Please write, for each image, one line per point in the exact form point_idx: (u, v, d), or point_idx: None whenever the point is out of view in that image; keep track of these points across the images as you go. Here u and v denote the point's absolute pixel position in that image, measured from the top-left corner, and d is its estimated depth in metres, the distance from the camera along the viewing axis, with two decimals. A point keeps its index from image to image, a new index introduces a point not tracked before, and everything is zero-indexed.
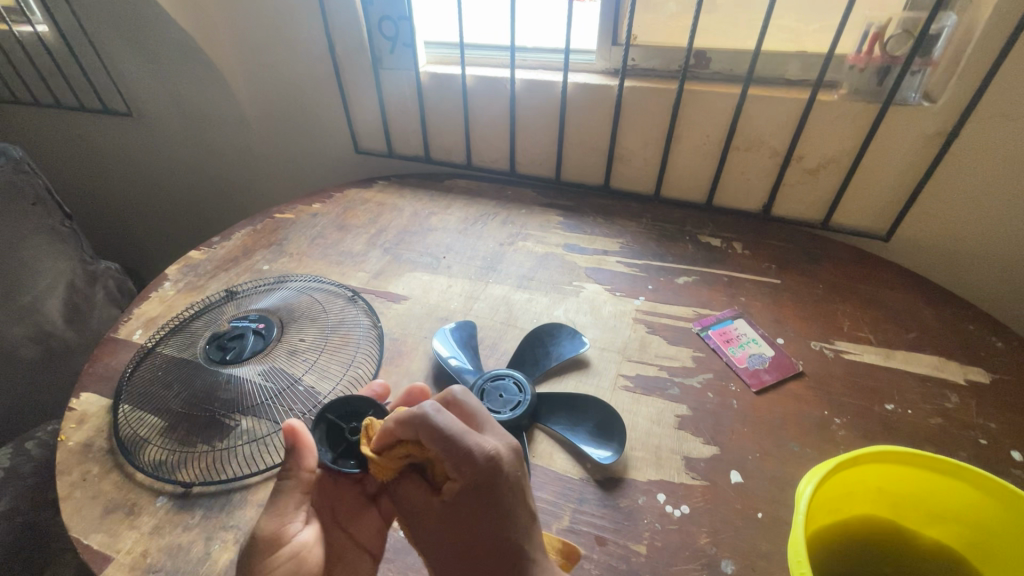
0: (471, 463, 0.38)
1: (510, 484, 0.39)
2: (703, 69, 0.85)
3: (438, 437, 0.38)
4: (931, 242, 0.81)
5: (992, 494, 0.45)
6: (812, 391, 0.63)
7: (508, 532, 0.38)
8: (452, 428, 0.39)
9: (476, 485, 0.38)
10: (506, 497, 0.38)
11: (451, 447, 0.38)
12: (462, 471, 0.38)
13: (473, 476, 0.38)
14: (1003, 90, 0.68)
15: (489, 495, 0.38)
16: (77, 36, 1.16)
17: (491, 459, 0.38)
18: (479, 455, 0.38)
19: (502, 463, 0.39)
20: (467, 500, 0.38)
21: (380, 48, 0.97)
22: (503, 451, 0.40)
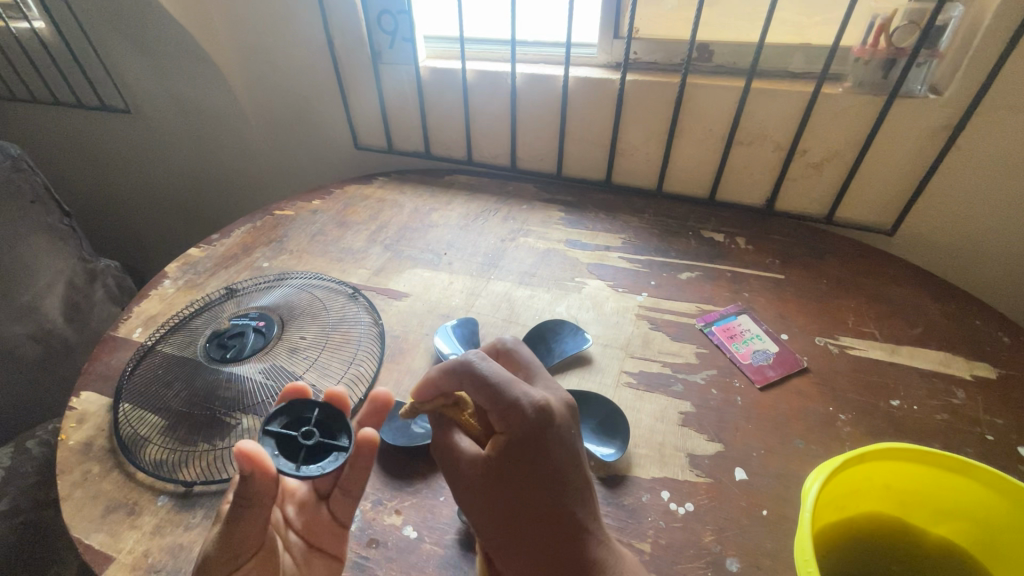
0: (519, 414, 0.40)
1: (557, 437, 0.41)
2: (706, 62, 0.84)
3: (485, 385, 0.41)
4: (936, 236, 0.80)
5: (1001, 491, 0.44)
6: (816, 387, 0.63)
7: (555, 487, 0.41)
8: (498, 377, 0.41)
9: (523, 438, 0.40)
10: (551, 452, 0.41)
11: (498, 397, 0.41)
12: (509, 422, 0.40)
13: (522, 429, 0.40)
14: (1010, 82, 0.67)
15: (537, 449, 0.40)
16: (74, 32, 1.15)
17: (540, 412, 0.41)
18: (527, 405, 0.40)
19: (551, 416, 0.41)
20: (512, 454, 0.41)
21: (379, 43, 0.96)
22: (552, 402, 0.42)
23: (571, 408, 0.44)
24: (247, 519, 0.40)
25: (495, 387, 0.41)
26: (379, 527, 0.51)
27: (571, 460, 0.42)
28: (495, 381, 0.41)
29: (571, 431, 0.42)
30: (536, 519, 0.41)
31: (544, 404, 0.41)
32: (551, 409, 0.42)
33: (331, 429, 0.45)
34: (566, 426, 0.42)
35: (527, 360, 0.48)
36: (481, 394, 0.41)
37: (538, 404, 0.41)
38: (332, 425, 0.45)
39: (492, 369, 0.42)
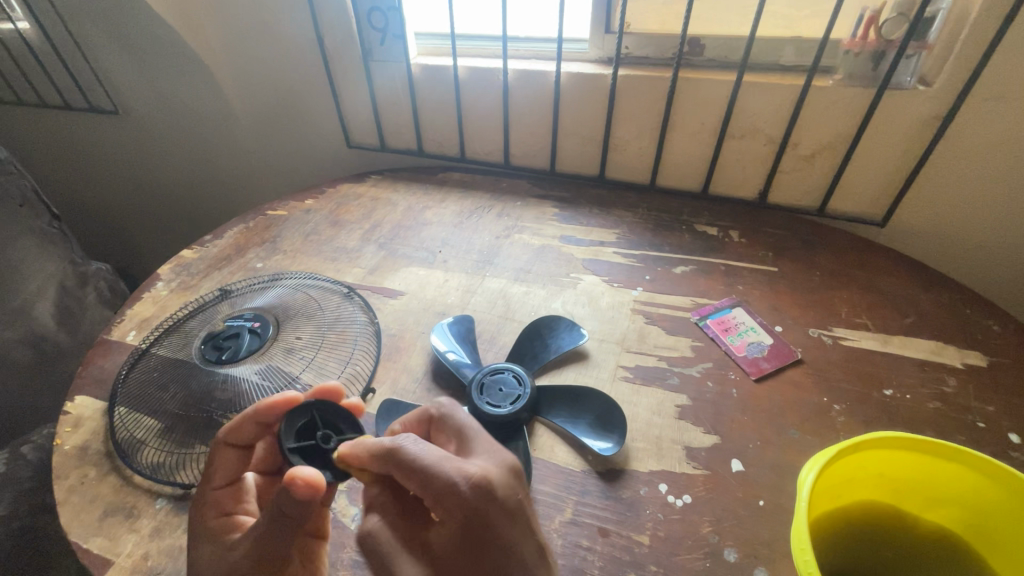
0: (454, 497, 0.35)
1: (503, 511, 0.35)
2: (697, 55, 0.84)
3: (417, 469, 0.36)
4: (925, 227, 0.81)
5: (992, 477, 0.45)
6: (811, 378, 0.63)
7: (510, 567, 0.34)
8: (430, 455, 0.36)
9: (462, 518, 0.34)
10: (498, 530, 0.35)
11: (430, 475, 0.35)
12: (443, 507, 0.35)
13: (459, 508, 0.34)
14: (997, 73, 0.67)
15: (481, 532, 0.34)
16: (59, 32, 1.14)
17: (475, 484, 0.35)
18: (461, 485, 0.35)
19: (494, 491, 0.35)
20: (455, 542, 0.35)
21: (370, 40, 0.96)
22: (490, 473, 0.36)
23: (517, 473, 0.37)
24: (290, 532, 0.40)
25: (429, 471, 0.36)
26: None
27: (521, 536, 0.35)
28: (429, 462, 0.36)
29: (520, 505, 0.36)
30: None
31: (483, 479, 0.35)
32: (493, 483, 0.35)
33: (335, 423, 0.48)
34: (511, 497, 0.35)
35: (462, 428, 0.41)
36: (413, 481, 0.36)
37: (476, 481, 0.35)
38: (334, 419, 0.48)
39: (422, 451, 0.37)
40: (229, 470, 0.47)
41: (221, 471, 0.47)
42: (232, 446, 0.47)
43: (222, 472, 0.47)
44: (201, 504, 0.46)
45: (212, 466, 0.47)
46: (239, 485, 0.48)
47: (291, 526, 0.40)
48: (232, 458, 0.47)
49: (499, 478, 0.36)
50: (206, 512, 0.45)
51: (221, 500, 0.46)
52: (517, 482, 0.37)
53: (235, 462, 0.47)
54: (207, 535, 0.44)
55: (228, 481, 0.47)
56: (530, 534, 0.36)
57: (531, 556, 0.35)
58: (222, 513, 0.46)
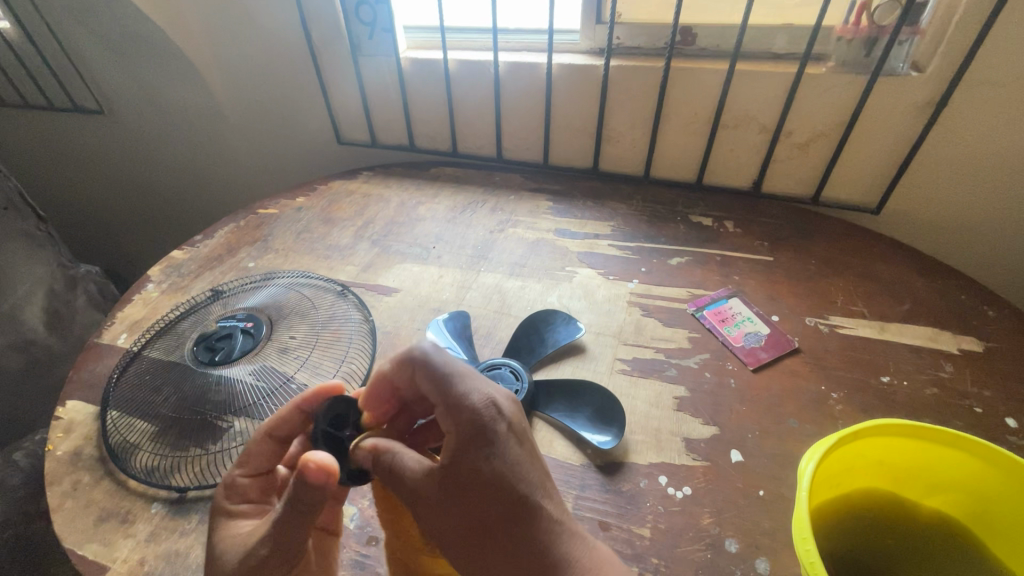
0: (467, 411, 0.39)
1: (511, 430, 0.40)
2: (689, 45, 0.83)
3: (430, 389, 0.41)
4: (917, 212, 0.81)
5: (990, 462, 0.45)
6: (808, 367, 0.63)
7: (510, 481, 0.38)
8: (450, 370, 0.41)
9: (473, 431, 0.39)
10: (505, 445, 0.39)
11: (449, 391, 0.40)
12: (453, 418, 0.39)
13: (471, 421, 0.39)
14: (989, 58, 0.67)
15: (490, 446, 0.39)
16: (41, 32, 1.11)
17: (489, 403, 0.40)
18: (474, 399, 0.40)
19: (500, 409, 0.40)
20: (462, 457, 0.38)
21: (358, 34, 0.94)
22: (500, 399, 0.41)
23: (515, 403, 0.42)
24: (302, 521, 0.39)
25: (443, 390, 0.40)
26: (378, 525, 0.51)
27: (524, 454, 0.40)
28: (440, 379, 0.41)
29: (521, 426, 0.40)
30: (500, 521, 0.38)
31: (490, 400, 0.40)
32: (500, 404, 0.40)
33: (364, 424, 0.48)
34: (518, 421, 0.41)
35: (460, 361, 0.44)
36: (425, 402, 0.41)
37: (484, 401, 0.40)
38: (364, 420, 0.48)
39: (445, 360, 0.41)
40: (262, 461, 0.46)
41: (252, 460, 0.46)
42: (270, 438, 0.46)
43: (254, 462, 0.46)
44: (228, 489, 0.45)
45: (246, 454, 0.46)
46: (265, 477, 0.47)
47: (303, 516, 0.39)
48: (267, 450, 0.46)
49: (503, 403, 0.41)
50: (229, 497, 0.45)
51: (248, 489, 0.46)
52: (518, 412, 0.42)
53: (269, 453, 0.47)
54: (225, 521, 0.44)
55: (257, 471, 0.47)
56: (531, 454, 0.40)
57: (537, 473, 0.40)
58: (245, 501, 0.46)
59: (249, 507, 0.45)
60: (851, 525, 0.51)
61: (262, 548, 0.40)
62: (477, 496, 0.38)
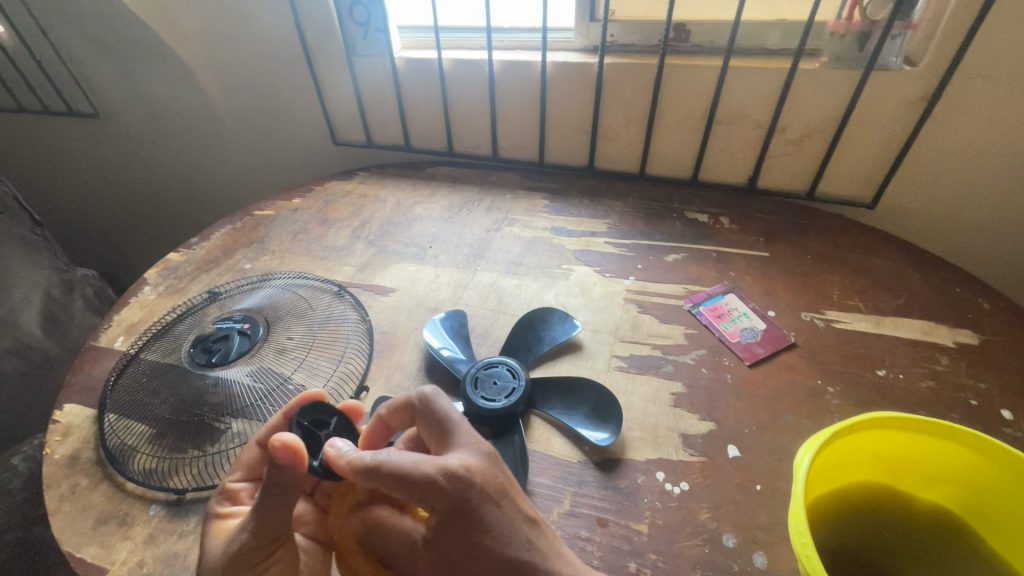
0: (437, 494, 0.38)
1: (485, 492, 0.39)
2: (683, 42, 0.83)
3: (395, 481, 0.39)
4: (912, 206, 0.82)
5: (986, 453, 0.45)
6: (805, 361, 0.63)
7: (494, 544, 0.38)
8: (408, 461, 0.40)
9: (448, 508, 0.38)
10: (482, 511, 0.39)
11: (411, 482, 0.39)
12: (429, 498, 0.39)
13: (443, 501, 0.38)
14: (982, 50, 0.67)
15: (472, 514, 0.38)
16: (35, 35, 1.11)
17: (457, 476, 0.39)
18: (440, 480, 0.38)
19: (475, 477, 0.39)
20: (448, 531, 0.39)
21: (352, 34, 0.94)
22: (470, 464, 0.40)
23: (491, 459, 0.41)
24: (280, 504, 0.41)
25: (411, 475, 0.39)
26: None
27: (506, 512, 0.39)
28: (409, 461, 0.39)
29: (499, 488, 0.40)
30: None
31: (463, 470, 0.39)
32: (470, 471, 0.39)
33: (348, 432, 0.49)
34: (490, 481, 0.39)
35: (443, 415, 0.44)
36: (395, 489, 0.40)
37: (454, 475, 0.39)
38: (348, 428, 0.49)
39: (398, 458, 0.40)
40: (252, 467, 0.48)
41: (249, 467, 0.48)
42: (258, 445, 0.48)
43: (250, 468, 0.48)
44: (224, 494, 0.47)
45: (242, 461, 0.48)
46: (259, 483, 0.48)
47: (282, 499, 0.41)
48: (254, 455, 0.48)
49: (477, 463, 0.40)
50: (222, 501, 0.47)
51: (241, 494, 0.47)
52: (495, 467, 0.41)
53: (257, 459, 0.48)
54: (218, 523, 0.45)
55: (253, 477, 0.48)
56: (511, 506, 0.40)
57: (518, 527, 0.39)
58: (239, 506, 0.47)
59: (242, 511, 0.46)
60: (847, 520, 0.51)
61: (246, 534, 0.41)
62: (470, 563, 0.39)
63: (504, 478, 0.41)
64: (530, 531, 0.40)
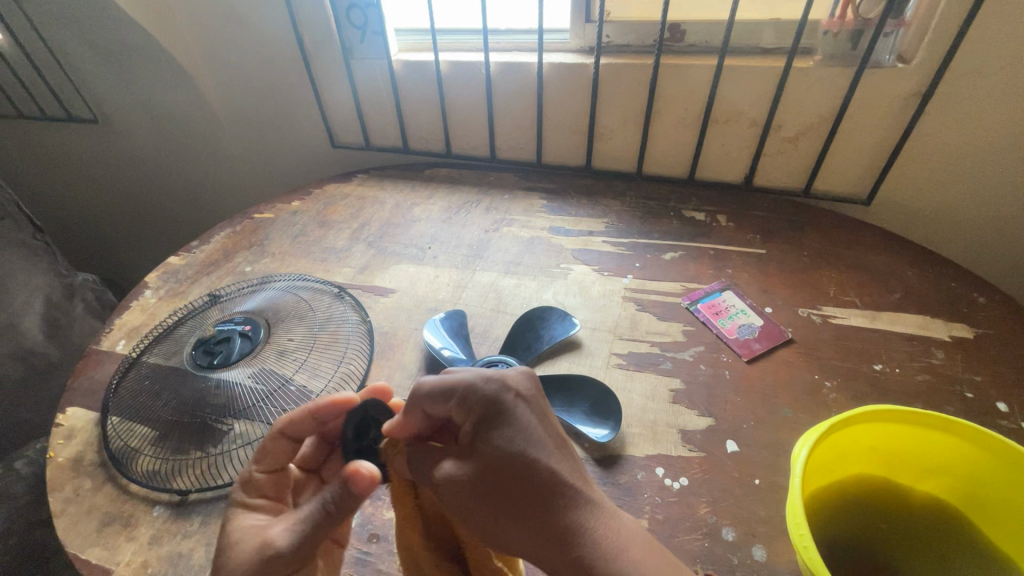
0: (480, 396, 0.40)
1: (522, 400, 0.40)
2: (678, 42, 0.84)
3: (443, 393, 0.41)
4: (907, 202, 0.82)
5: (979, 444, 0.46)
6: (802, 357, 0.64)
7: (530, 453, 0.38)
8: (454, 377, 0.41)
9: (487, 412, 0.39)
10: (520, 416, 0.39)
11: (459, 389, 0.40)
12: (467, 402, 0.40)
13: (484, 403, 0.39)
14: (975, 47, 0.68)
15: (506, 419, 0.39)
16: (33, 42, 1.12)
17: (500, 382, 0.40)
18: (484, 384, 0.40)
19: (509, 383, 0.41)
20: (483, 438, 0.39)
21: (349, 38, 0.95)
22: (513, 376, 0.41)
23: (531, 378, 0.43)
24: (327, 522, 0.41)
25: (454, 385, 0.41)
26: (379, 522, 0.51)
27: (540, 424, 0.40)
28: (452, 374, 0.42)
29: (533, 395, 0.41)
30: (530, 499, 0.37)
31: (500, 377, 0.41)
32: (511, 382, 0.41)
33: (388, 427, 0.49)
34: (528, 391, 0.41)
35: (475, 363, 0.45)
36: (442, 399, 0.41)
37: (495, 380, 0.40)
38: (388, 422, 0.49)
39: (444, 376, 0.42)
40: (277, 458, 0.47)
41: (269, 457, 0.46)
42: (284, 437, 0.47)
43: (271, 459, 0.46)
44: (246, 483, 0.46)
45: (263, 450, 0.46)
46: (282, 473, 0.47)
47: (332, 517, 0.41)
48: (281, 448, 0.47)
49: (515, 376, 0.42)
50: (247, 491, 0.46)
51: (264, 485, 0.46)
52: (532, 384, 0.42)
53: (284, 452, 0.47)
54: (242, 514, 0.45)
55: (274, 467, 0.47)
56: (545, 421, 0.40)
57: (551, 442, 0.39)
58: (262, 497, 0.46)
59: (266, 503, 0.46)
60: (844, 513, 0.51)
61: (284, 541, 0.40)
62: (504, 474, 0.38)
63: (537, 393, 0.42)
64: (561, 448, 0.40)
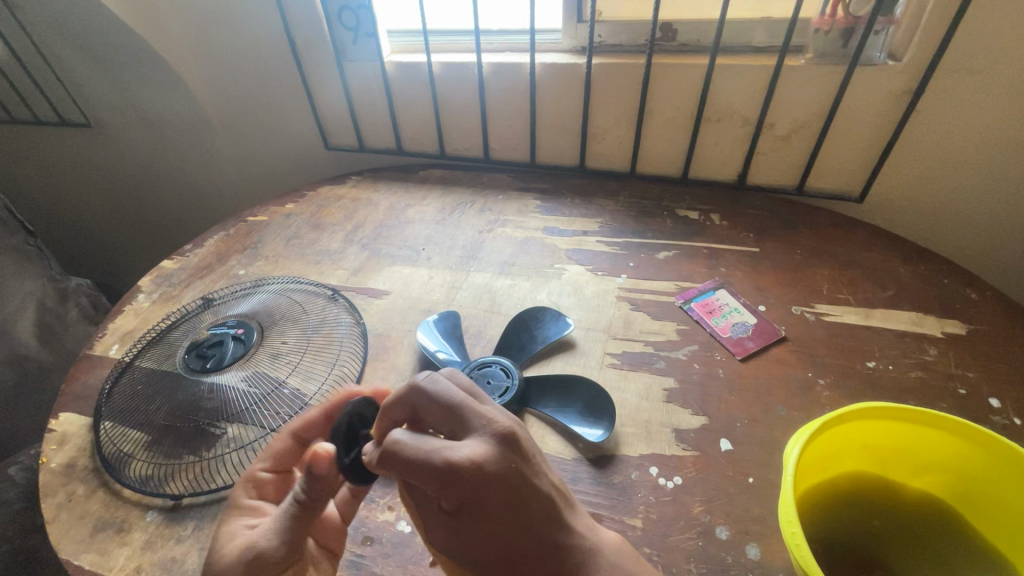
0: (453, 483, 0.35)
1: (504, 480, 0.36)
2: (670, 41, 0.84)
3: (412, 471, 0.35)
4: (900, 200, 0.83)
5: (970, 439, 0.46)
6: (795, 354, 0.64)
7: (514, 528, 0.36)
8: (425, 449, 0.36)
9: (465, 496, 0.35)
10: (501, 498, 0.35)
11: (429, 472, 0.35)
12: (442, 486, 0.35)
13: (460, 489, 0.35)
14: (965, 44, 0.68)
15: (487, 503, 0.35)
16: (24, 45, 1.11)
17: (474, 465, 0.35)
18: (458, 470, 0.35)
19: (488, 470, 0.35)
20: (464, 515, 0.36)
21: (341, 39, 0.95)
22: (489, 452, 0.36)
23: (513, 445, 0.37)
24: (305, 516, 0.43)
25: (424, 465, 0.35)
26: (373, 525, 0.51)
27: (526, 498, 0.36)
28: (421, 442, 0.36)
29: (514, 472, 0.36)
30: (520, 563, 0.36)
31: (473, 463, 0.35)
32: (488, 459, 0.36)
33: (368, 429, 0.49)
34: (508, 470, 0.36)
35: (453, 404, 0.39)
36: (412, 478, 0.36)
37: (469, 465, 0.35)
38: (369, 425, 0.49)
39: (413, 447, 0.36)
40: (285, 458, 0.49)
41: (277, 457, 0.49)
42: (295, 436, 0.49)
43: (278, 459, 0.49)
44: (250, 480, 0.48)
45: (274, 449, 0.49)
46: (284, 474, 0.50)
47: (307, 509, 0.43)
48: (289, 448, 0.49)
49: (492, 450, 0.36)
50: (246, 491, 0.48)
51: (265, 485, 0.49)
52: (515, 453, 0.37)
53: (291, 452, 0.50)
54: (239, 512, 0.46)
55: (278, 468, 0.49)
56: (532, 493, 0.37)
57: (539, 510, 0.37)
58: (260, 497, 0.48)
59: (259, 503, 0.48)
60: (842, 510, 0.51)
61: (267, 542, 0.42)
62: (489, 548, 0.36)
63: (520, 465, 0.36)
64: (548, 513, 0.37)
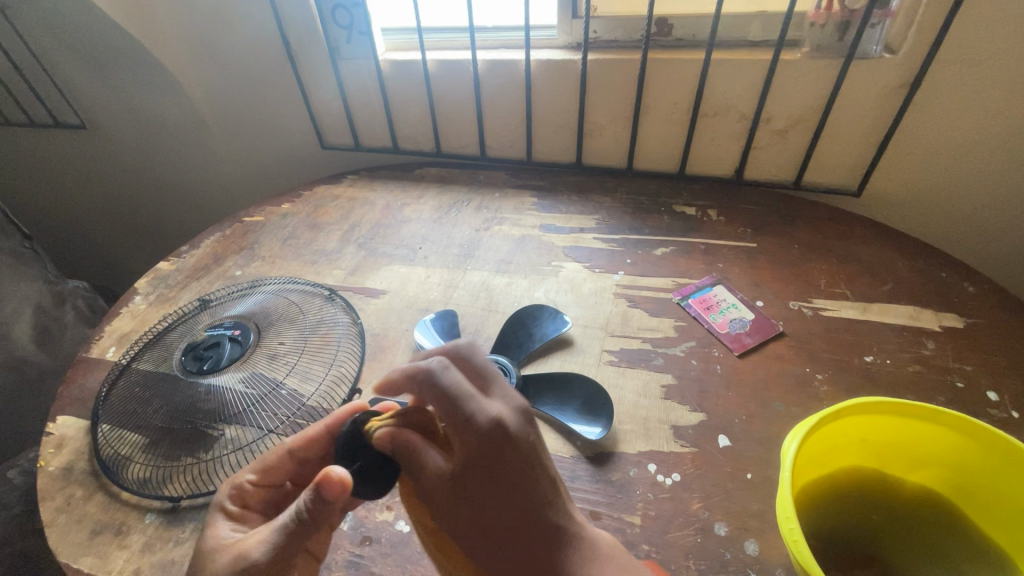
0: (475, 434, 0.38)
1: (524, 442, 0.39)
2: (666, 35, 0.83)
3: (444, 397, 0.40)
4: (897, 193, 0.82)
5: (968, 434, 0.46)
6: (793, 350, 0.64)
7: (521, 501, 0.38)
8: (457, 397, 0.39)
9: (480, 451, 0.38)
10: (518, 461, 0.38)
11: (458, 409, 0.39)
12: (466, 440, 0.38)
13: (478, 442, 0.38)
14: (963, 37, 0.68)
15: (501, 463, 0.38)
16: (18, 47, 1.11)
17: (496, 424, 0.38)
18: (479, 422, 0.38)
19: (507, 430, 0.38)
20: (470, 477, 0.38)
21: (335, 38, 0.94)
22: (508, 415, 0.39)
23: (528, 415, 0.40)
24: (304, 532, 0.41)
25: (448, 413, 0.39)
26: (371, 526, 0.51)
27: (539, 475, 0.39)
28: (448, 394, 0.39)
29: (534, 441, 0.39)
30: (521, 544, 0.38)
31: (497, 420, 0.38)
32: (508, 420, 0.39)
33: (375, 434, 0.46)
34: (523, 437, 0.39)
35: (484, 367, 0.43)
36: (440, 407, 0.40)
37: (491, 423, 0.38)
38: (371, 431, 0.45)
39: (450, 379, 0.40)
40: (276, 475, 0.48)
41: (266, 472, 0.48)
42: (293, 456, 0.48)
43: (267, 473, 0.48)
44: (236, 489, 0.47)
45: (265, 463, 0.48)
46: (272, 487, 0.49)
47: (303, 526, 0.41)
48: (284, 466, 0.48)
49: (512, 420, 0.39)
50: (234, 499, 0.47)
51: (250, 495, 0.48)
52: (529, 423, 0.40)
53: (284, 469, 0.49)
54: (220, 516, 0.46)
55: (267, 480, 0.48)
56: (546, 468, 0.40)
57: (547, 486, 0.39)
58: (241, 505, 0.48)
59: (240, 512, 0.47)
60: (841, 508, 0.51)
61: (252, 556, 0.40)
62: (495, 518, 0.38)
63: (534, 435, 0.40)
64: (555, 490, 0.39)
